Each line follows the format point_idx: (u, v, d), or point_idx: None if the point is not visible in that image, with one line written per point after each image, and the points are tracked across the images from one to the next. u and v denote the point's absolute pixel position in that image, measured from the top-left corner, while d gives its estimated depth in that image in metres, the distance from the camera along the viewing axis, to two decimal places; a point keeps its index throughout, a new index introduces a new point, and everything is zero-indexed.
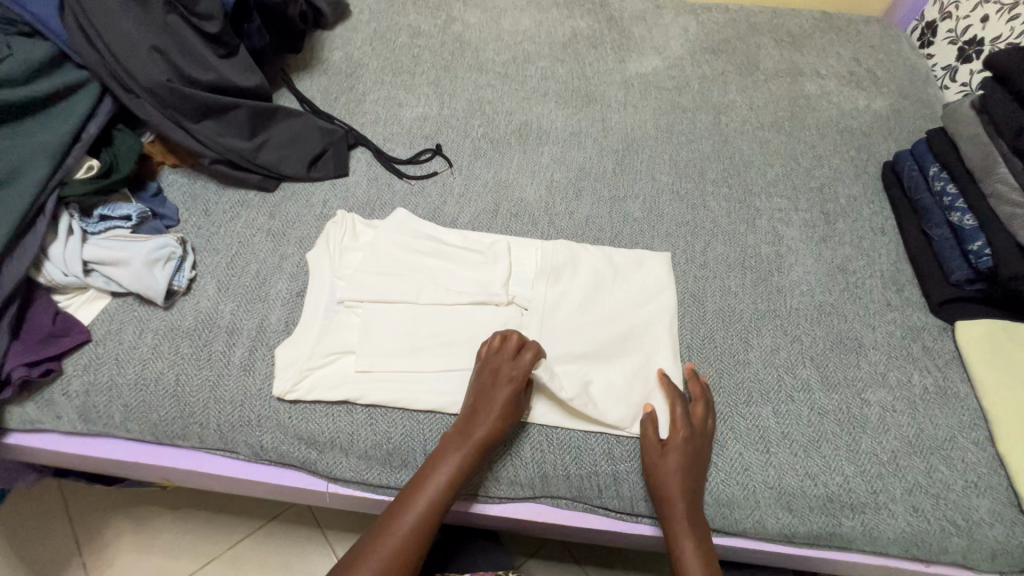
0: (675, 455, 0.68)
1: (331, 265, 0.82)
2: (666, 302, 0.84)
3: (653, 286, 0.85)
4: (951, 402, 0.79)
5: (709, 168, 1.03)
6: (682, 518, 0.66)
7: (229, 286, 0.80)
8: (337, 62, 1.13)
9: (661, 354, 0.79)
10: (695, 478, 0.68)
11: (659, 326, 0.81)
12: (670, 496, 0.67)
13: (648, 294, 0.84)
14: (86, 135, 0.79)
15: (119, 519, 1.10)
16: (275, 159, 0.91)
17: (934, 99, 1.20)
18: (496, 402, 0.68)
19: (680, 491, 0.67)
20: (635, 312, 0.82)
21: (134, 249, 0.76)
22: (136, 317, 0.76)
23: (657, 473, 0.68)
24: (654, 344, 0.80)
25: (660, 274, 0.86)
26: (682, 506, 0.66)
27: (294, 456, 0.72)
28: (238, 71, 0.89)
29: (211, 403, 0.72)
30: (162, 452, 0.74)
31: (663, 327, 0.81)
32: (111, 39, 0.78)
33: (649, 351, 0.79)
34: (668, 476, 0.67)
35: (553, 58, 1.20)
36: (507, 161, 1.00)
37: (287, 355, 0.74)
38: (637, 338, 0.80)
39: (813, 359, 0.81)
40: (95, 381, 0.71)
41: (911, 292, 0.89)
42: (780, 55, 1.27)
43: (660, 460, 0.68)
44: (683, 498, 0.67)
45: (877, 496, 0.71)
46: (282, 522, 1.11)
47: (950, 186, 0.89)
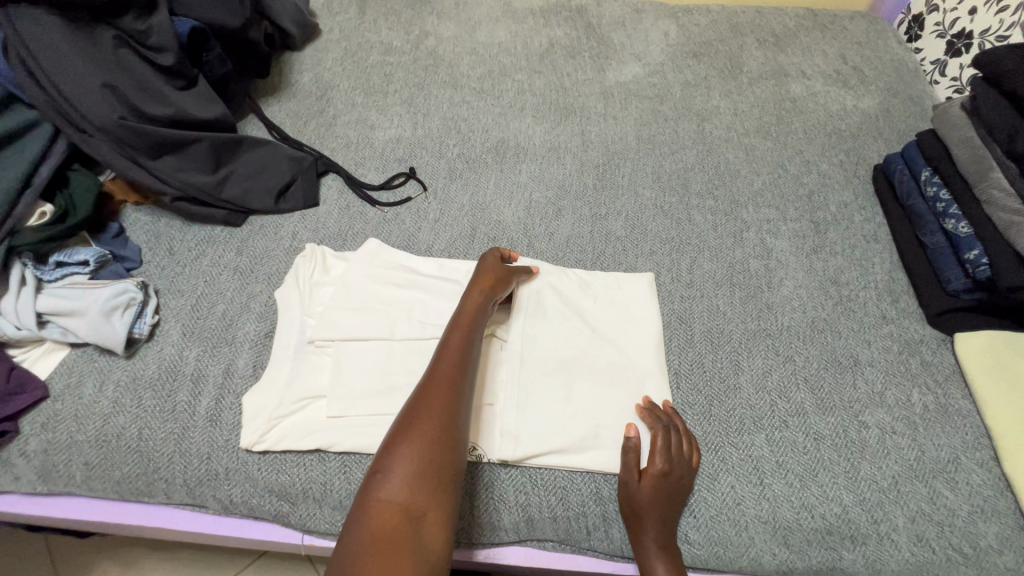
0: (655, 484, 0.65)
1: (301, 303, 0.79)
2: (650, 326, 0.81)
3: (637, 310, 0.82)
4: (952, 420, 0.75)
5: (693, 180, 1.00)
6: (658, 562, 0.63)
7: (194, 330, 0.77)
8: (306, 85, 1.10)
9: (644, 382, 0.76)
10: (670, 513, 0.65)
11: (644, 352, 0.78)
12: (645, 537, 0.64)
13: (631, 318, 0.81)
14: (38, 179, 0.75)
15: (100, 564, 1.06)
16: (240, 192, 0.88)
17: (924, 95, 1.16)
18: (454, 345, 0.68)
19: (657, 531, 0.64)
20: (620, 338, 0.80)
21: (91, 297, 0.72)
22: (97, 369, 0.72)
23: (636, 506, 0.65)
24: (641, 371, 0.77)
25: (642, 296, 0.83)
26: (656, 543, 0.64)
27: (265, 510, 0.68)
28: (196, 103, 0.86)
29: (177, 457, 0.68)
30: (128, 509, 0.70)
31: (648, 353, 0.78)
32: (60, 79, 0.75)
33: (631, 379, 0.76)
34: (647, 518, 0.64)
35: (530, 70, 1.17)
36: (483, 181, 0.97)
37: (255, 403, 0.71)
38: (625, 366, 0.77)
39: (807, 381, 0.77)
40: (54, 440, 0.68)
41: (907, 303, 0.86)
42: (764, 56, 1.23)
43: (637, 494, 0.66)
44: (660, 536, 0.64)
45: (878, 526, 0.67)
46: (271, 560, 1.07)
47: (944, 191, 0.86)
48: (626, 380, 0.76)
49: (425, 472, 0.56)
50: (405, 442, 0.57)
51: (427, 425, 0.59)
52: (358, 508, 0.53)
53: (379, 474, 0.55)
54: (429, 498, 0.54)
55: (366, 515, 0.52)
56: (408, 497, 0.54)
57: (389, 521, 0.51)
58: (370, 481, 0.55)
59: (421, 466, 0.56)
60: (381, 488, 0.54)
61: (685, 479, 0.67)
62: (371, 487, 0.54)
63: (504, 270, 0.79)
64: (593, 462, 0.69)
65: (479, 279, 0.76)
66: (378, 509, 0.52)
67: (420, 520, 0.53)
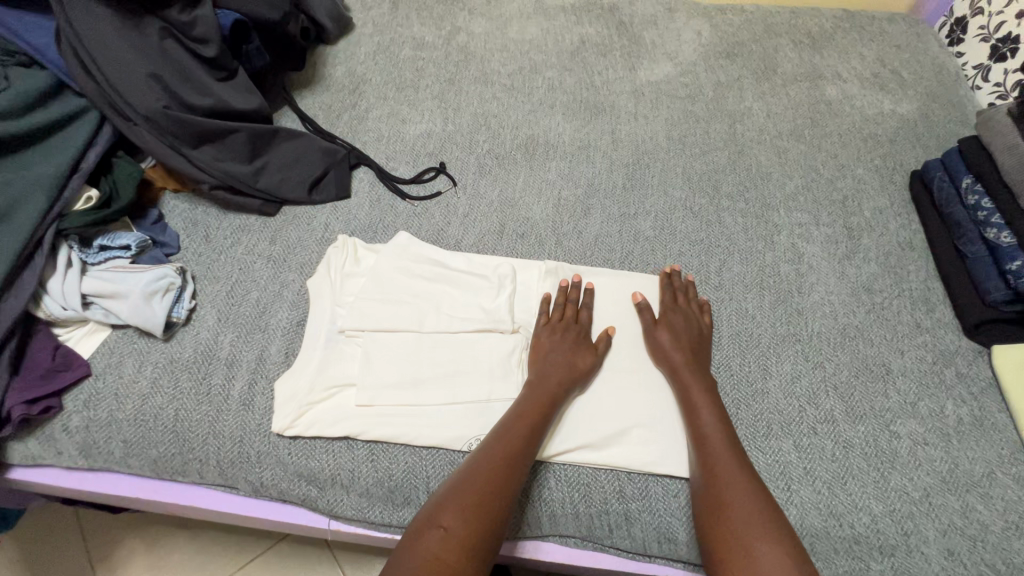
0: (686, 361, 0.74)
1: (332, 292, 0.80)
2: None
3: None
4: (988, 434, 0.73)
5: (724, 181, 0.99)
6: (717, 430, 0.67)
7: (229, 316, 0.79)
8: (340, 78, 1.11)
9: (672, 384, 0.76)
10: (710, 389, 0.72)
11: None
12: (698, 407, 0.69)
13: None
14: (85, 165, 0.78)
15: (129, 540, 1.09)
16: (275, 182, 0.89)
17: (965, 101, 1.13)
18: (530, 402, 0.68)
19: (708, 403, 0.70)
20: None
21: (132, 281, 0.75)
22: (136, 350, 0.75)
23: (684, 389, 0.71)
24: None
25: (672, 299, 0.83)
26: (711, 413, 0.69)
27: (295, 493, 0.70)
28: (235, 94, 0.88)
29: (211, 439, 0.70)
30: (162, 487, 0.73)
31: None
32: (107, 66, 0.77)
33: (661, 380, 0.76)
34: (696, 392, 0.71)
35: (561, 68, 1.16)
36: (513, 178, 0.97)
37: (287, 389, 0.72)
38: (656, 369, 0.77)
39: (837, 388, 0.76)
40: (95, 417, 0.71)
41: (942, 312, 0.84)
42: (799, 57, 1.21)
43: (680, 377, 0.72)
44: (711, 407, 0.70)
45: (908, 538, 0.66)
46: (292, 543, 1.10)
47: (986, 199, 0.84)
48: (662, 386, 0.75)
49: (477, 547, 0.56)
50: (465, 507, 0.58)
51: (486, 497, 0.59)
52: (407, 553, 0.54)
53: (438, 530, 0.56)
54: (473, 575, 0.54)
55: (415, 566, 0.53)
56: (458, 567, 0.53)
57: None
58: (426, 533, 0.56)
59: (473, 536, 0.56)
60: (434, 543, 0.55)
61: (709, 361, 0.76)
62: (425, 538, 0.55)
63: (575, 313, 0.79)
64: (619, 462, 0.69)
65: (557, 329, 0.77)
66: (426, 565, 0.53)
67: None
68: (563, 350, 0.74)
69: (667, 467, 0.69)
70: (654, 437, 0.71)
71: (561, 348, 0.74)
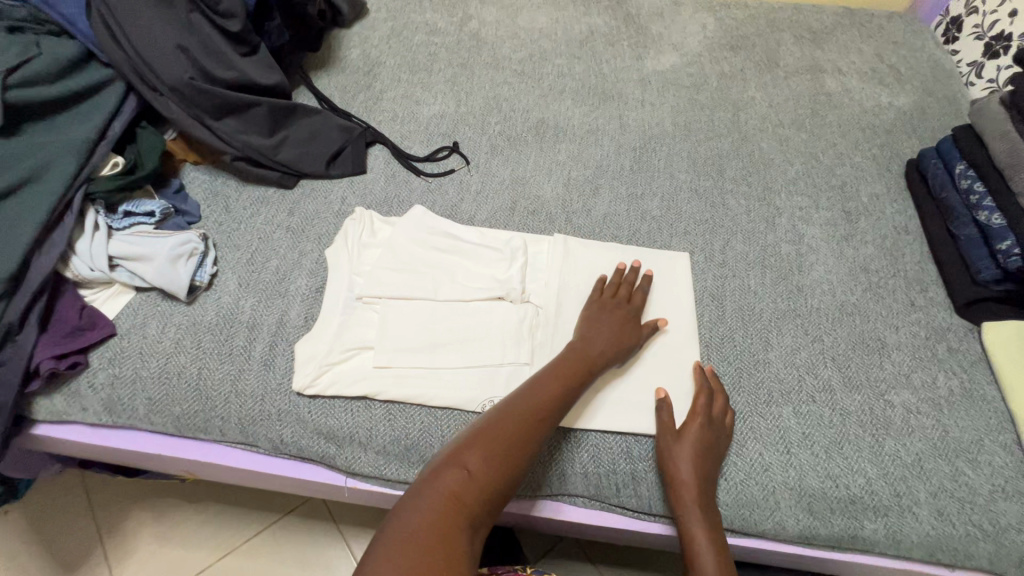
0: (696, 432, 0.69)
1: (350, 261, 0.83)
2: (683, 301, 0.84)
3: (673, 286, 0.85)
4: (977, 405, 0.77)
5: (727, 166, 1.02)
6: (692, 507, 0.66)
7: (250, 282, 0.81)
8: (355, 60, 1.14)
9: (680, 355, 0.79)
10: (707, 466, 0.68)
11: (679, 326, 0.81)
12: (682, 485, 0.66)
13: (668, 294, 0.84)
14: (112, 132, 0.80)
15: (138, 512, 1.10)
16: (294, 155, 0.92)
17: (959, 96, 1.17)
18: (562, 366, 0.70)
19: (692, 476, 0.66)
20: (659, 313, 0.82)
21: (158, 245, 0.77)
22: (159, 312, 0.77)
23: (672, 462, 0.68)
24: (677, 346, 0.80)
25: (679, 274, 0.86)
26: (693, 500, 0.66)
27: (313, 451, 0.72)
28: (258, 69, 0.90)
29: (233, 397, 0.73)
30: (183, 445, 0.75)
31: (681, 326, 0.81)
32: (136, 39, 0.80)
33: (670, 352, 0.79)
34: (681, 463, 0.67)
35: (570, 56, 1.19)
36: (524, 158, 1.00)
37: (306, 350, 0.75)
38: (663, 340, 0.80)
39: (836, 360, 0.80)
40: (120, 374, 0.73)
41: (935, 292, 0.88)
42: (801, 51, 1.25)
43: (674, 447, 0.69)
44: (696, 492, 0.66)
45: (900, 499, 0.70)
46: (300, 515, 1.12)
47: (978, 183, 0.88)
48: (670, 356, 0.79)
49: (491, 491, 0.57)
50: (487, 451, 0.59)
51: (510, 445, 0.61)
52: (425, 487, 0.56)
53: (459, 470, 0.57)
54: (483, 518, 0.56)
55: (433, 499, 0.54)
56: (471, 509, 0.55)
57: (451, 518, 0.53)
58: (447, 468, 0.57)
59: (492, 479, 0.58)
60: (455, 481, 0.56)
61: (721, 441, 0.71)
62: (446, 474, 0.57)
63: (631, 296, 0.81)
64: (627, 426, 0.72)
65: (602, 310, 0.78)
66: (445, 498, 0.54)
67: (473, 528, 0.54)
68: (610, 329, 0.76)
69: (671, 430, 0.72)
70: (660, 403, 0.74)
71: (612, 327, 0.76)
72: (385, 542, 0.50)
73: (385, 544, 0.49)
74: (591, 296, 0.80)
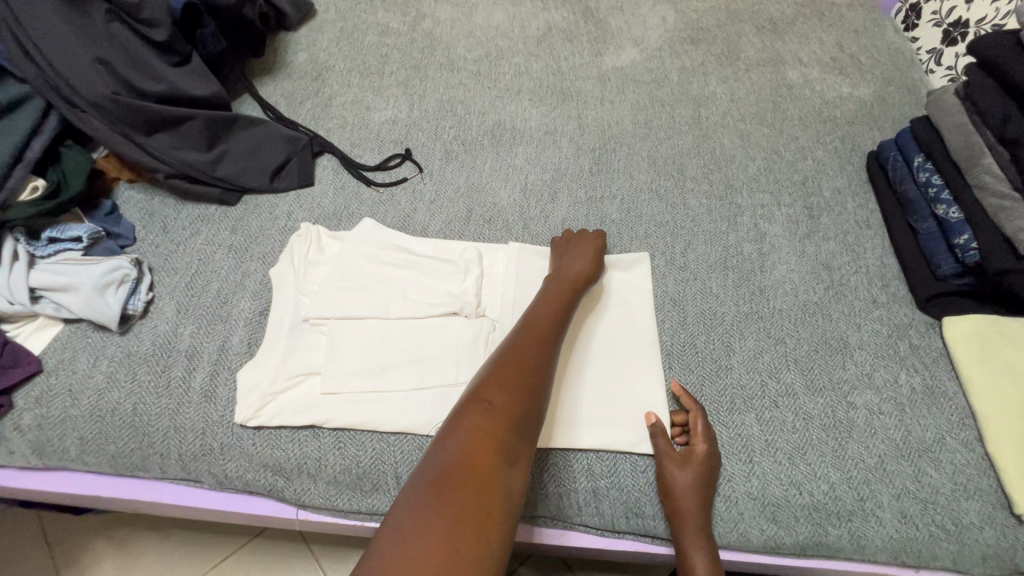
0: (699, 460, 0.67)
1: (296, 282, 0.79)
2: (643, 308, 0.82)
3: (634, 293, 0.83)
4: (939, 402, 0.76)
5: (688, 165, 1.00)
6: (693, 532, 0.65)
7: (189, 308, 0.77)
8: (301, 65, 1.09)
9: (646, 366, 0.77)
10: (709, 487, 0.67)
11: (640, 334, 0.80)
12: (684, 508, 0.65)
13: (632, 301, 0.83)
14: (30, 154, 0.74)
15: (95, 544, 1.05)
16: (234, 170, 0.88)
17: (920, 84, 1.17)
18: (547, 302, 0.72)
19: (695, 500, 0.65)
20: (621, 322, 0.81)
21: (85, 273, 0.73)
22: (90, 345, 0.73)
23: (674, 488, 0.66)
24: (639, 356, 0.78)
25: (640, 281, 0.84)
26: (693, 521, 0.65)
27: (260, 484, 0.69)
28: (192, 79, 0.86)
29: (171, 432, 0.69)
30: (121, 484, 0.71)
31: (641, 334, 0.80)
32: (49, 52, 0.74)
33: (637, 362, 0.77)
34: (686, 486, 0.66)
35: (527, 54, 1.16)
36: (480, 164, 0.97)
37: (250, 379, 0.71)
38: (625, 349, 0.78)
39: (798, 362, 0.79)
40: (48, 414, 0.68)
41: (897, 287, 0.87)
42: (762, 42, 1.23)
43: (677, 470, 0.67)
44: (699, 514, 0.65)
45: (863, 504, 0.69)
46: (267, 537, 1.06)
47: (935, 176, 0.87)
48: (642, 364, 0.77)
49: (518, 417, 0.58)
50: (503, 383, 0.60)
51: (524, 374, 0.61)
52: (451, 427, 0.56)
53: (483, 403, 0.57)
54: (519, 445, 0.56)
55: (463, 437, 0.54)
56: (503, 438, 0.55)
57: (486, 454, 0.53)
58: (471, 406, 0.57)
59: (518, 412, 0.58)
60: (481, 418, 0.56)
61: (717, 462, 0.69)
62: (470, 411, 0.57)
63: (585, 237, 0.83)
64: (590, 442, 0.70)
65: (571, 256, 0.80)
66: (476, 435, 0.54)
67: (511, 462, 0.54)
68: (578, 267, 0.78)
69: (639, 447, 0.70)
70: (623, 416, 0.73)
71: (580, 262, 0.79)
72: (424, 487, 0.50)
73: (427, 488, 0.50)
74: (554, 247, 0.83)
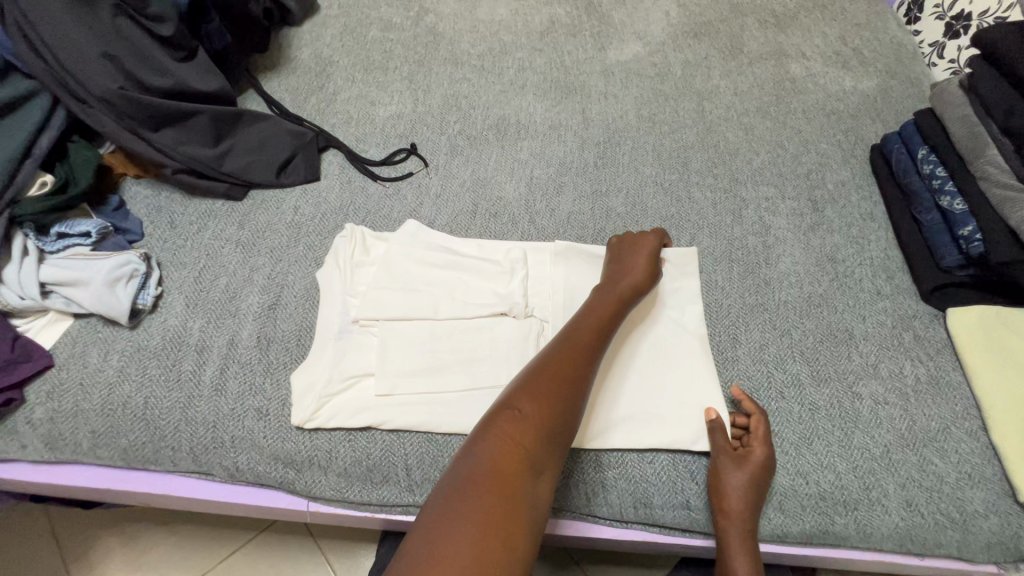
0: (757, 462, 0.68)
1: (343, 282, 0.79)
2: (694, 308, 0.81)
3: (685, 292, 0.83)
4: (943, 392, 0.77)
5: (692, 158, 1.00)
6: (734, 534, 0.65)
7: (198, 302, 0.77)
8: (306, 60, 1.09)
9: (699, 367, 0.76)
10: (758, 492, 0.67)
11: (692, 334, 0.79)
12: (731, 510, 0.66)
13: (687, 302, 0.82)
14: (38, 149, 0.75)
15: (103, 539, 1.05)
16: (241, 166, 0.88)
17: (922, 77, 1.17)
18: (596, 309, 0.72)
19: (741, 504, 0.66)
20: (674, 322, 0.80)
21: (94, 268, 0.73)
22: (101, 339, 0.73)
23: (723, 490, 0.67)
24: (691, 356, 0.77)
25: (691, 281, 0.84)
26: (739, 524, 0.65)
27: (271, 477, 0.69)
28: (197, 75, 0.87)
29: (183, 425, 0.69)
30: (133, 477, 0.71)
31: (691, 333, 0.79)
32: (57, 46, 0.74)
33: (691, 363, 0.77)
34: (733, 489, 0.66)
35: (531, 48, 1.16)
36: (485, 158, 0.97)
37: (303, 381, 0.72)
38: (677, 348, 0.78)
39: (804, 353, 0.79)
40: (60, 408, 0.69)
41: (901, 279, 0.87)
42: (765, 36, 1.23)
43: (726, 471, 0.67)
44: (744, 517, 0.66)
45: (869, 492, 0.69)
46: (275, 532, 1.07)
47: (940, 168, 0.87)
48: (697, 365, 0.76)
49: (546, 429, 0.58)
50: (536, 392, 0.60)
51: (559, 385, 0.61)
52: (480, 432, 0.57)
53: (512, 412, 0.58)
54: (544, 457, 0.56)
55: (492, 445, 0.55)
56: (529, 449, 0.56)
57: (513, 464, 0.54)
58: (501, 413, 0.58)
59: (549, 421, 0.58)
60: (510, 426, 0.57)
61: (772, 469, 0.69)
62: (499, 418, 0.57)
63: (642, 240, 0.82)
64: (645, 442, 0.70)
65: (625, 261, 0.79)
66: (504, 443, 0.55)
67: (535, 472, 0.55)
68: (632, 268, 0.78)
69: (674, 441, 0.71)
70: (675, 416, 0.72)
71: (635, 264, 0.78)
72: (449, 489, 0.52)
73: (453, 491, 0.51)
74: (609, 251, 0.82)
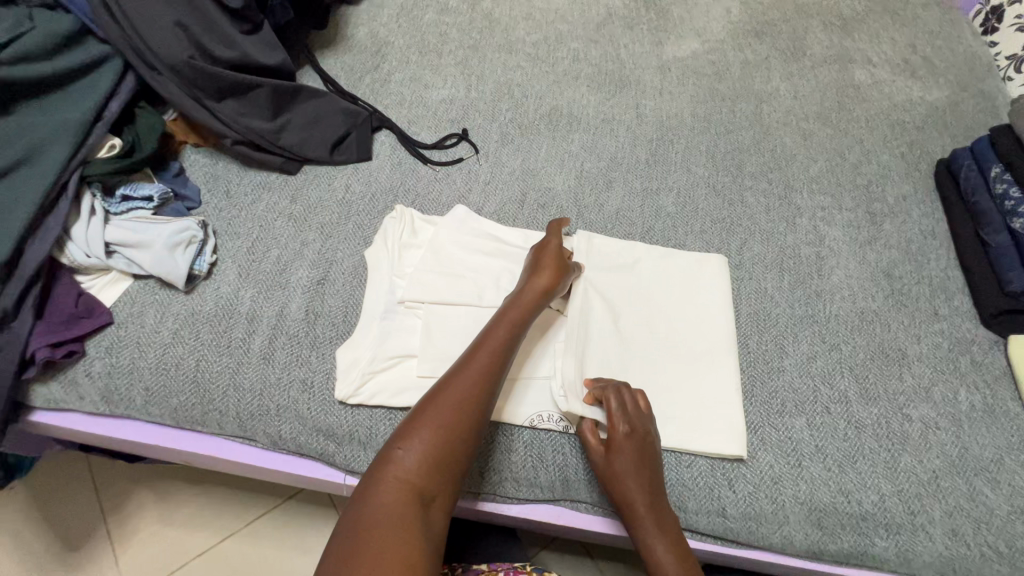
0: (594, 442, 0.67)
1: (391, 262, 0.80)
2: (727, 311, 0.80)
3: (710, 292, 0.82)
4: (999, 421, 0.74)
5: (747, 162, 0.98)
6: (647, 518, 0.63)
7: (250, 272, 0.79)
8: (362, 40, 1.09)
9: (733, 373, 0.75)
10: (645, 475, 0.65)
11: (724, 339, 0.78)
12: (630, 497, 0.64)
13: (657, 286, 0.82)
14: (109, 113, 0.77)
15: (140, 492, 1.09)
16: (297, 141, 0.89)
17: (996, 92, 1.11)
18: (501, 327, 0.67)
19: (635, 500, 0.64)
20: (676, 316, 0.80)
21: (156, 232, 0.75)
22: (157, 300, 0.75)
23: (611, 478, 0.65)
24: (722, 360, 0.76)
25: (723, 281, 0.83)
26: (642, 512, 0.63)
27: (313, 447, 0.71)
28: (261, 48, 0.87)
29: (231, 390, 0.71)
30: (180, 436, 0.73)
31: (724, 337, 0.78)
32: (133, 11, 0.76)
33: (721, 367, 0.76)
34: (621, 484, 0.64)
35: (587, 39, 1.14)
36: (535, 148, 0.96)
37: (348, 357, 0.73)
38: (702, 349, 0.77)
39: (852, 369, 0.77)
40: (118, 364, 0.72)
41: (961, 301, 0.84)
42: (829, 39, 1.19)
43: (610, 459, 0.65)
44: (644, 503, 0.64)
45: (914, 518, 0.67)
46: (301, 500, 1.09)
47: (1014, 189, 0.85)
48: (722, 368, 0.75)
49: (438, 463, 0.57)
50: (428, 426, 0.58)
51: (453, 414, 0.59)
52: (372, 476, 0.55)
53: (400, 452, 0.57)
54: (437, 491, 0.56)
55: (380, 490, 0.54)
56: (420, 486, 0.55)
57: (403, 503, 0.53)
58: (390, 453, 0.57)
59: (437, 453, 0.57)
60: (397, 467, 0.56)
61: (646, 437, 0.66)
62: (389, 459, 0.56)
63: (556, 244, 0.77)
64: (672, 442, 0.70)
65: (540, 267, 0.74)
66: (393, 487, 0.54)
67: (428, 504, 0.55)
68: (539, 276, 0.73)
69: (709, 446, 0.69)
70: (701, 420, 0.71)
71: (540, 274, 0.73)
72: (338, 543, 0.50)
73: (342, 544, 0.50)
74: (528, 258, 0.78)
